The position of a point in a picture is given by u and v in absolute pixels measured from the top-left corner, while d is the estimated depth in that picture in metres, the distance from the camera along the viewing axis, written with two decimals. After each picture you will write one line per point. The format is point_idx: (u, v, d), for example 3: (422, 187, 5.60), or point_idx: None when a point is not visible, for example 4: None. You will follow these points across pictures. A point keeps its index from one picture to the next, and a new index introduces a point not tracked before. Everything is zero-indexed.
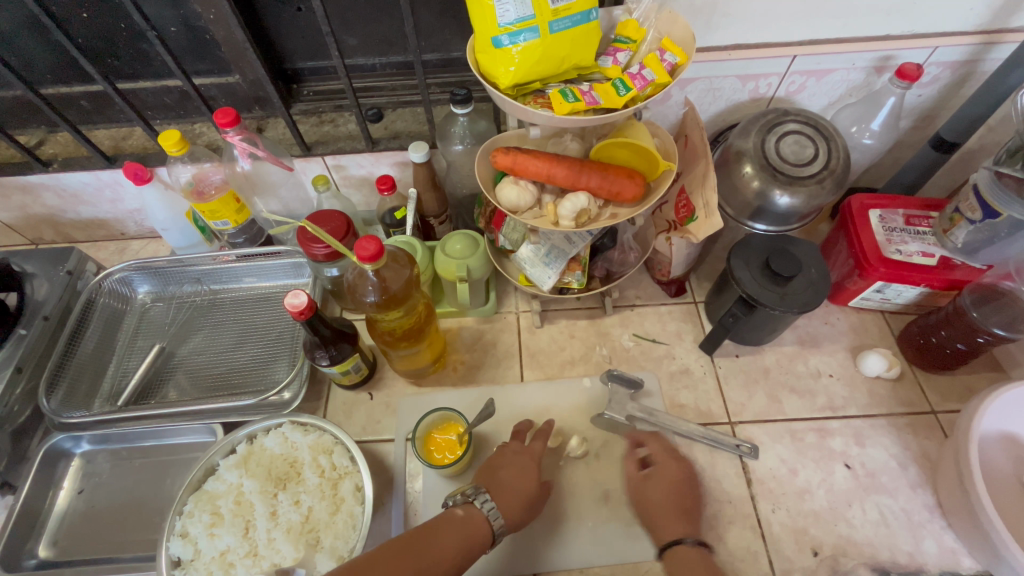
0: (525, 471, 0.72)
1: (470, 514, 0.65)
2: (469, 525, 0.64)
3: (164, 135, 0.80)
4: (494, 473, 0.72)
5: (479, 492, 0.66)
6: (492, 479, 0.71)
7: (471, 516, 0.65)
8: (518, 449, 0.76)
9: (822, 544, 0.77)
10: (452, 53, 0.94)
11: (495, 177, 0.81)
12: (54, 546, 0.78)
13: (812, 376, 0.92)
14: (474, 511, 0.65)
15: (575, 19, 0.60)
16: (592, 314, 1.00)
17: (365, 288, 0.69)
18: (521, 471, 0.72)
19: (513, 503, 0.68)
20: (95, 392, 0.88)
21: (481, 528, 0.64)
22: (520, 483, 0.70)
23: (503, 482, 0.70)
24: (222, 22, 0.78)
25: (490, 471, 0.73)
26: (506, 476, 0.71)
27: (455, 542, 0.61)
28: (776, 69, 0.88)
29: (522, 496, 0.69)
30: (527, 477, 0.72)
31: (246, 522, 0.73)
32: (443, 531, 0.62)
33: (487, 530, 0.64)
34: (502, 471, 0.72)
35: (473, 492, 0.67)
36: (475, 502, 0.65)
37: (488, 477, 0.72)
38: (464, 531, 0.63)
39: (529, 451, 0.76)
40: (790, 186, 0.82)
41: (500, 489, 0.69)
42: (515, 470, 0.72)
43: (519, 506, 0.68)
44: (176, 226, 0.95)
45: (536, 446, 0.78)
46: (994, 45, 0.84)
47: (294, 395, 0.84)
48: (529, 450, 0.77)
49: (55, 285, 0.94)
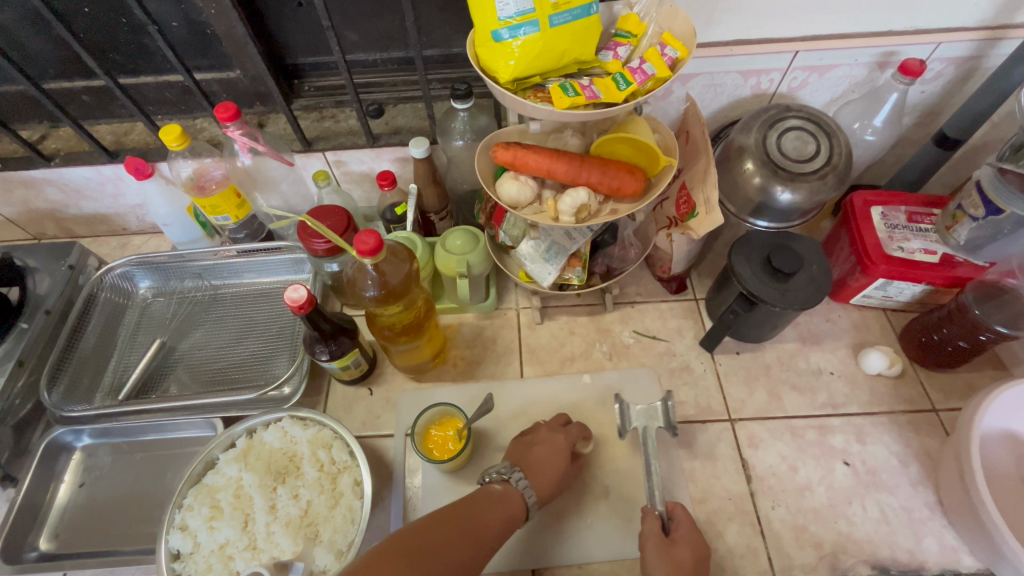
0: (559, 451, 0.75)
1: (506, 490, 0.69)
2: (504, 497, 0.69)
3: (165, 130, 0.80)
4: (526, 451, 0.76)
5: (514, 470, 0.71)
6: (524, 456, 0.75)
7: (507, 491, 0.69)
8: (552, 428, 0.79)
9: (822, 541, 0.77)
10: (453, 49, 0.94)
11: (495, 172, 0.81)
12: (55, 540, 0.79)
13: (813, 373, 0.92)
14: (510, 487, 0.70)
15: (575, 13, 0.59)
16: (592, 310, 1.00)
17: (365, 282, 0.68)
18: (553, 450, 0.75)
19: (546, 480, 0.73)
20: (97, 386, 0.89)
21: (516, 503, 0.69)
22: (553, 460, 0.74)
23: (535, 460, 0.74)
24: (223, 17, 0.78)
25: (524, 448, 0.76)
26: (538, 456, 0.74)
27: (495, 516, 0.66)
28: (778, 65, 0.88)
29: (555, 475, 0.73)
30: (559, 456, 0.75)
31: (245, 515, 0.74)
32: (483, 506, 0.66)
33: (521, 504, 0.69)
34: (535, 448, 0.76)
35: (508, 470, 0.71)
36: (511, 480, 0.70)
37: (521, 455, 0.75)
38: (502, 505, 0.67)
39: (565, 431, 0.79)
40: (791, 182, 0.82)
41: (535, 469, 0.73)
42: (548, 450, 0.75)
43: (551, 483, 0.73)
44: (177, 221, 0.95)
45: (573, 428, 0.80)
46: (998, 41, 0.84)
47: (294, 390, 0.85)
48: (563, 429, 0.79)
49: (56, 280, 0.94)
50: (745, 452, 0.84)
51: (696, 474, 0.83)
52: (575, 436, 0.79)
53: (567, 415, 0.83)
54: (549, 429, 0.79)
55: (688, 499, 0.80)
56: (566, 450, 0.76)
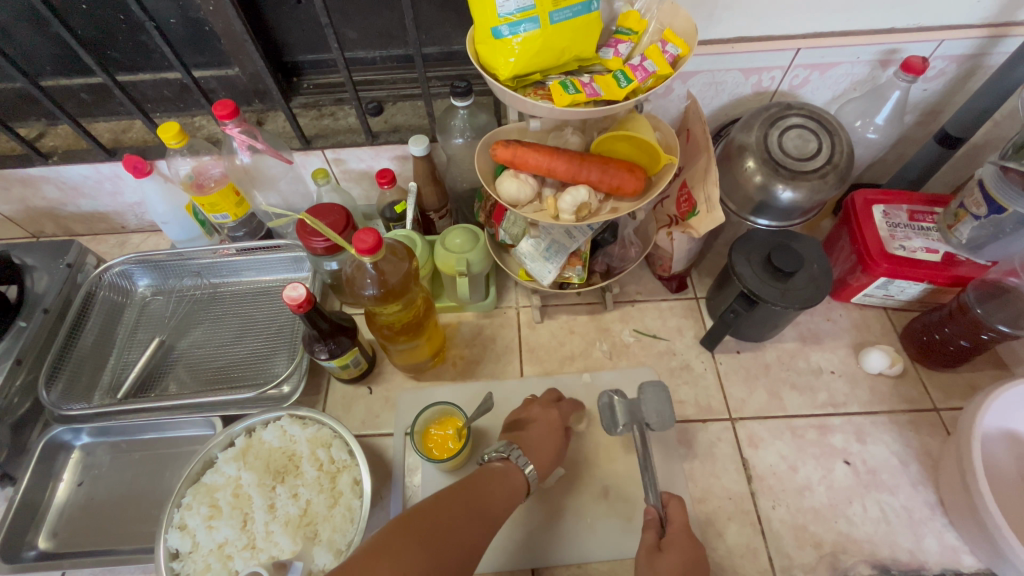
0: (553, 427, 0.77)
1: (507, 466, 0.70)
2: (507, 474, 0.69)
3: (163, 127, 0.79)
4: (522, 431, 0.77)
5: (513, 447, 0.71)
6: (520, 436, 0.76)
7: (508, 468, 0.70)
8: (545, 404, 0.81)
9: (822, 540, 0.77)
10: (453, 46, 0.93)
11: (495, 170, 0.80)
12: (54, 538, 0.78)
13: (814, 373, 0.91)
14: (510, 464, 0.70)
15: (576, 10, 0.59)
16: (592, 309, 1.00)
17: (364, 281, 0.68)
18: (548, 427, 0.77)
19: (546, 456, 0.74)
20: (95, 385, 0.89)
21: (518, 479, 0.69)
22: (551, 437, 0.76)
23: (532, 438, 0.75)
24: (221, 14, 0.78)
25: (519, 428, 0.78)
26: (535, 434, 0.75)
27: (500, 493, 0.66)
28: (779, 63, 0.87)
29: (552, 450, 0.75)
30: (555, 430, 0.77)
31: (244, 514, 0.73)
32: (487, 484, 0.66)
33: (523, 479, 0.70)
34: (531, 426, 0.77)
35: (507, 447, 0.71)
36: (511, 457, 0.70)
37: (517, 434, 0.76)
38: (506, 482, 0.68)
39: (557, 407, 0.80)
40: (792, 181, 0.81)
41: (533, 448, 0.74)
42: (544, 426, 0.77)
43: (550, 459, 0.74)
44: (176, 219, 0.94)
45: (565, 406, 0.82)
46: (1001, 38, 0.83)
47: (293, 388, 0.84)
48: (556, 406, 0.81)
49: (55, 278, 0.94)
50: (745, 452, 0.84)
51: (696, 473, 0.82)
52: (568, 412, 0.81)
53: (558, 393, 0.84)
54: (543, 405, 0.80)
55: (688, 499, 0.80)
56: (561, 425, 0.78)
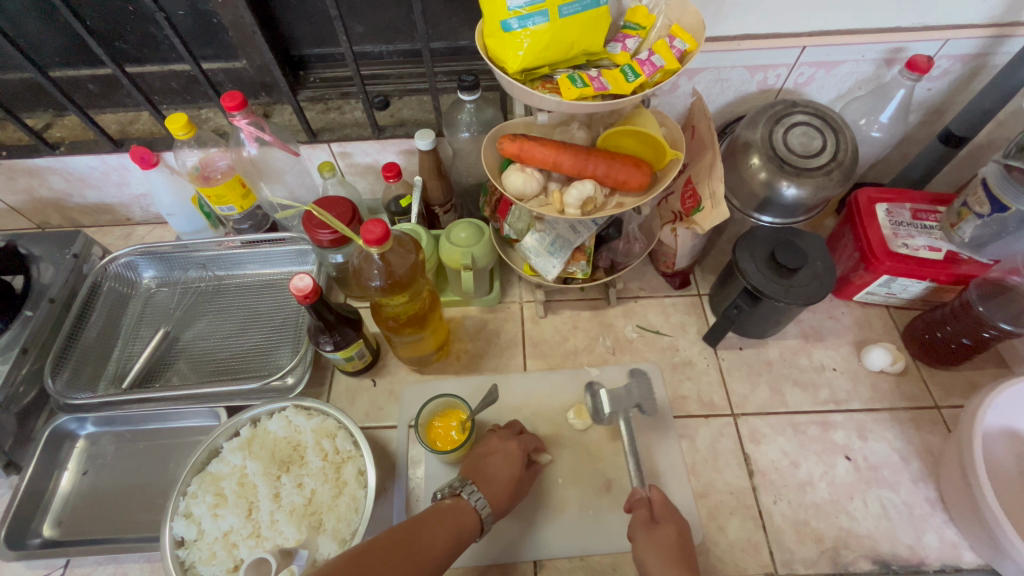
0: (511, 459, 0.74)
1: (457, 504, 0.67)
2: (456, 512, 0.66)
3: (171, 118, 0.79)
4: (480, 463, 0.73)
5: (467, 484, 0.69)
6: (478, 469, 0.72)
7: (457, 505, 0.67)
8: (502, 436, 0.78)
9: (823, 535, 0.77)
10: (459, 41, 0.94)
11: (502, 164, 0.81)
12: (59, 526, 0.79)
13: (816, 369, 0.92)
14: (460, 500, 0.68)
15: (585, 3, 0.59)
16: (594, 305, 1.00)
17: (371, 272, 0.68)
18: (506, 460, 0.74)
19: (501, 491, 0.70)
20: (100, 375, 0.89)
21: (467, 517, 0.66)
22: (507, 471, 0.72)
23: (490, 473, 0.71)
24: (231, 7, 0.78)
25: (479, 459, 0.74)
26: (493, 467, 0.72)
27: (446, 533, 0.63)
28: (785, 61, 0.88)
29: (509, 486, 0.71)
30: (512, 463, 0.73)
31: (249, 503, 0.74)
32: (431, 523, 0.63)
33: (476, 518, 0.67)
34: (489, 460, 0.73)
35: (460, 484, 0.69)
36: (463, 494, 0.68)
37: (474, 468, 0.73)
38: (448, 518, 0.65)
39: (518, 439, 0.77)
40: (797, 177, 0.82)
41: (490, 481, 0.71)
42: (502, 458, 0.74)
43: (506, 494, 0.70)
44: (182, 212, 0.96)
45: (526, 437, 0.79)
46: (1006, 38, 0.84)
47: (297, 380, 0.85)
48: (516, 438, 0.78)
49: (61, 269, 0.94)
50: (747, 447, 0.84)
51: (698, 468, 0.83)
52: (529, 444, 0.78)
53: (521, 424, 0.81)
54: (501, 437, 0.77)
55: (690, 493, 0.81)
56: (521, 458, 0.74)
